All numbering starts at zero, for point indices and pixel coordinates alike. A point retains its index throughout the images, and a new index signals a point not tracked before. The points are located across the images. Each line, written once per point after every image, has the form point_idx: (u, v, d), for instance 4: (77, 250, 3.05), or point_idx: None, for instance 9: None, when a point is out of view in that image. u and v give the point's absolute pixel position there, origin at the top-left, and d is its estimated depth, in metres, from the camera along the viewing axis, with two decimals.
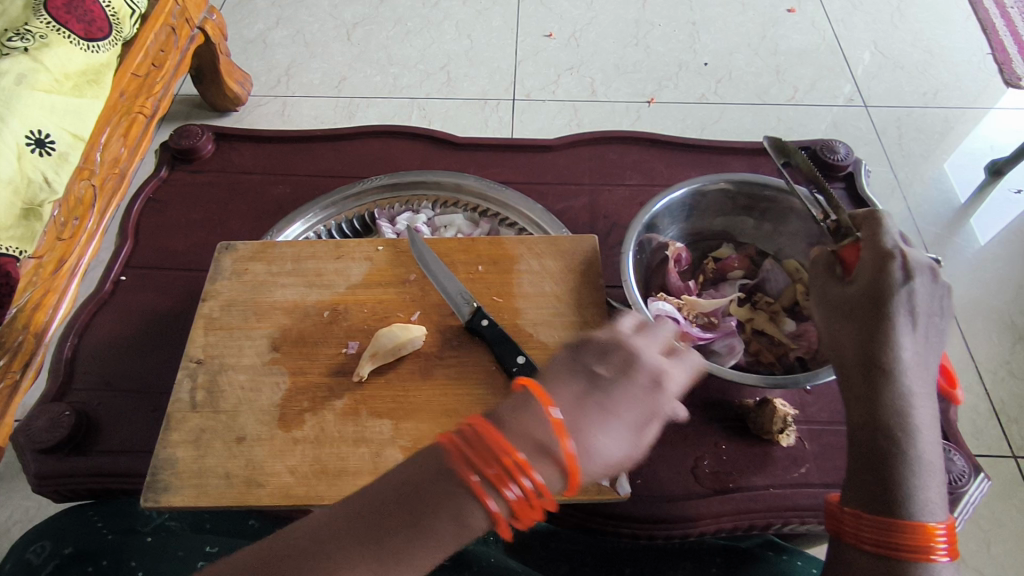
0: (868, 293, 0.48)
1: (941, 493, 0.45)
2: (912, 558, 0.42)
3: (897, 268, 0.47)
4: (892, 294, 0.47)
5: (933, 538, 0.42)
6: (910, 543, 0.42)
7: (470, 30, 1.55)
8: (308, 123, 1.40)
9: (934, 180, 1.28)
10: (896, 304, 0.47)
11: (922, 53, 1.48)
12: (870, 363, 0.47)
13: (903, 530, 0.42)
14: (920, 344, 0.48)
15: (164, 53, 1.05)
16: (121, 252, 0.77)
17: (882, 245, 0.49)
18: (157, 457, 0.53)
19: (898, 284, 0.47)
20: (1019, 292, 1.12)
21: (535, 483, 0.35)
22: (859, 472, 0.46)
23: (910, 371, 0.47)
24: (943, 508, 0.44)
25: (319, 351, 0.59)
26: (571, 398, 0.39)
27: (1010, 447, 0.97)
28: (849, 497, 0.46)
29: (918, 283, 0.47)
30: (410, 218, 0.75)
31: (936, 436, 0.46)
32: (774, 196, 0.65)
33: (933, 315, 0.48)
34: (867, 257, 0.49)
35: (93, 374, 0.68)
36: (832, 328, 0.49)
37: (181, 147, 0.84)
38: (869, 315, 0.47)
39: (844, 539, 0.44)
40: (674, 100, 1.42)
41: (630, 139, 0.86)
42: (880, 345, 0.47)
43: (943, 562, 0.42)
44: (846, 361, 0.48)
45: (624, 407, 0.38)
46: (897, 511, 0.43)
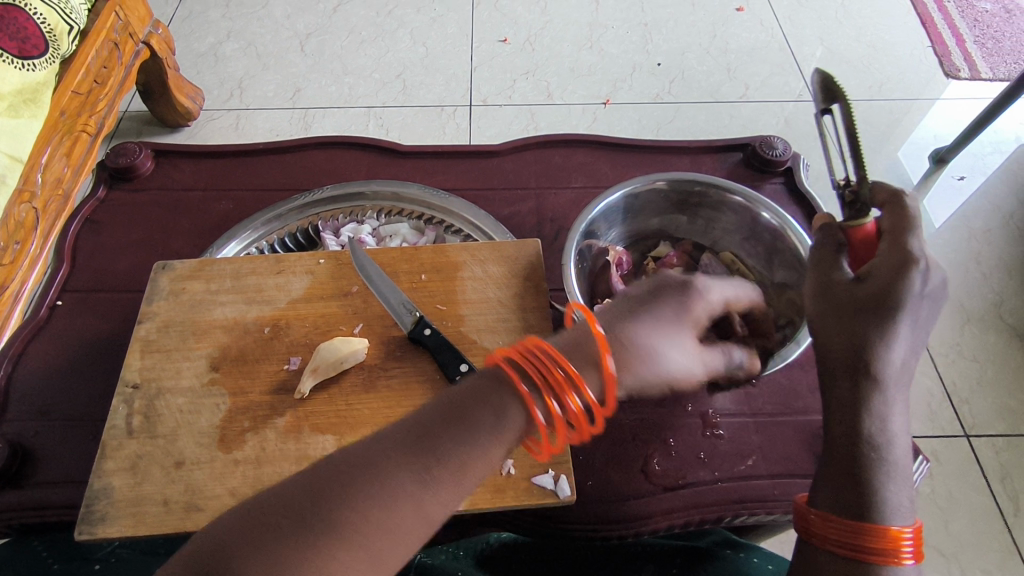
0: (880, 290, 0.45)
1: (908, 495, 0.46)
2: (878, 561, 0.43)
3: (919, 273, 0.44)
4: (906, 299, 0.45)
5: (899, 543, 0.43)
6: (877, 548, 0.43)
7: (425, 38, 1.54)
8: (262, 136, 1.38)
9: (882, 170, 1.32)
10: (904, 310, 0.45)
11: (866, 48, 1.52)
12: (861, 366, 0.45)
13: (875, 536, 0.43)
14: (909, 351, 0.47)
15: (107, 69, 1.02)
16: (57, 275, 0.75)
17: (908, 243, 0.46)
18: (91, 487, 0.52)
19: (915, 288, 0.44)
20: (965, 276, 1.16)
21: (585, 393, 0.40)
22: (834, 476, 0.46)
23: (896, 376, 0.46)
24: (911, 510, 0.45)
25: (260, 369, 0.57)
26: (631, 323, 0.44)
27: (963, 427, 0.99)
28: (823, 500, 0.46)
29: (930, 289, 0.45)
30: (354, 228, 0.75)
31: (907, 438, 0.47)
32: (704, 191, 0.66)
33: (929, 321, 0.47)
34: (885, 253, 0.46)
35: (32, 404, 0.66)
36: (827, 322, 0.47)
37: (118, 165, 0.83)
38: (874, 315, 0.45)
39: (817, 542, 0.45)
40: (629, 101, 1.44)
41: (573, 142, 0.87)
42: (875, 347, 0.45)
43: (910, 565, 0.43)
44: (834, 357, 0.47)
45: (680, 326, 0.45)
46: (869, 515, 0.44)
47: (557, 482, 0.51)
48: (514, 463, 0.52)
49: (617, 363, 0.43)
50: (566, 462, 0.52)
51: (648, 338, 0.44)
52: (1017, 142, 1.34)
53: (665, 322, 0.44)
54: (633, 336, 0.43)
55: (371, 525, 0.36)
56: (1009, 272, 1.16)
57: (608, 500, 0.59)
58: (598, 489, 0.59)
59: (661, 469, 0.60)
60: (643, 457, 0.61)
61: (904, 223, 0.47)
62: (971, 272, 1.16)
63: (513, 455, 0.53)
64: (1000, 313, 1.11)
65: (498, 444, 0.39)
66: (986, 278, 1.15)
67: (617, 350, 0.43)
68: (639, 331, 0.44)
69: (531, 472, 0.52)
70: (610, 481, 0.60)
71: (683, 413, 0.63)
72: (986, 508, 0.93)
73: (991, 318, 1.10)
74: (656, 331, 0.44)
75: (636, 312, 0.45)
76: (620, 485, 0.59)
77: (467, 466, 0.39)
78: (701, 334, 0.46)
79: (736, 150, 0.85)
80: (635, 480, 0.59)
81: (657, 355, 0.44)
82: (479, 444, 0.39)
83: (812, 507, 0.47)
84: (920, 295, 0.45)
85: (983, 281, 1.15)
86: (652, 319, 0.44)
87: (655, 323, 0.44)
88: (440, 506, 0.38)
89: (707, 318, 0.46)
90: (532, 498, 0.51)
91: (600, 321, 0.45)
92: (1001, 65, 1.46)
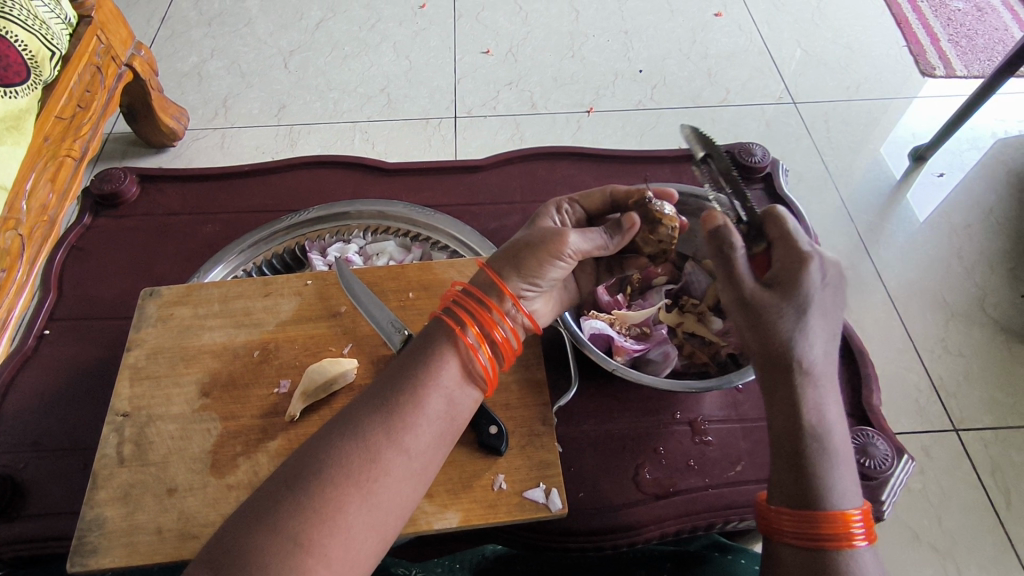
0: (786, 291, 0.48)
1: (853, 480, 0.49)
2: (833, 546, 0.46)
3: (814, 268, 0.49)
4: (807, 292, 0.48)
5: (849, 525, 0.46)
6: (830, 533, 0.46)
7: (407, 51, 1.55)
8: (248, 154, 1.38)
9: (863, 169, 1.33)
10: (811, 305, 0.48)
11: (843, 49, 1.54)
12: (791, 365, 0.48)
13: (826, 523, 0.46)
14: (828, 343, 0.50)
15: (90, 93, 1.02)
16: (44, 304, 0.75)
17: (798, 247, 0.50)
18: (84, 518, 0.52)
19: (815, 284, 0.48)
20: (946, 271, 1.17)
21: (502, 337, 0.51)
22: (783, 472, 0.49)
23: (823, 369, 0.49)
24: (857, 493, 0.49)
25: (250, 393, 0.58)
26: (518, 279, 0.52)
27: (951, 421, 1.01)
28: (775, 495, 0.50)
29: (827, 281, 0.49)
30: (342, 248, 0.76)
31: (845, 427, 0.50)
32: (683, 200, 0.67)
33: (838, 308, 0.51)
34: (782, 258, 0.50)
35: (23, 435, 0.66)
36: (750, 324, 0.50)
37: (103, 192, 0.83)
38: (790, 315, 0.48)
39: (776, 536, 0.48)
40: (612, 108, 1.45)
41: (555, 154, 0.88)
42: (798, 345, 0.48)
43: (863, 546, 0.47)
44: (764, 359, 0.49)
45: (553, 265, 0.52)
46: (819, 504, 0.47)
47: (548, 496, 0.52)
48: (506, 479, 0.53)
49: (518, 289, 0.52)
50: (557, 475, 0.53)
51: (529, 262, 0.52)
52: (993, 138, 1.36)
53: (542, 246, 0.52)
54: (522, 267, 0.52)
55: (365, 466, 0.44)
56: (990, 266, 1.18)
57: (601, 511, 0.59)
58: (590, 499, 0.60)
59: (652, 478, 0.61)
60: (635, 466, 0.61)
61: (783, 228, 0.51)
62: (953, 267, 1.18)
63: (505, 470, 0.53)
64: (982, 307, 1.13)
65: (451, 395, 0.48)
66: (968, 272, 1.17)
67: (511, 280, 0.52)
68: (519, 260, 0.52)
69: (522, 486, 0.52)
70: (603, 491, 0.60)
71: (671, 420, 0.64)
72: (977, 501, 0.94)
73: (974, 312, 1.12)
74: (538, 254, 0.52)
75: (517, 246, 0.53)
76: (612, 495, 0.60)
77: (428, 401, 0.47)
78: (584, 249, 0.53)
79: None
80: (626, 490, 0.60)
81: (545, 275, 0.53)
82: (434, 381, 0.48)
83: (767, 503, 0.50)
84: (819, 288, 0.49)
85: (965, 276, 1.17)
86: (529, 271, 0.52)
87: (533, 248, 0.52)
88: (418, 458, 0.46)
89: (587, 241, 0.53)
90: (524, 513, 0.51)
91: (486, 279, 0.52)
92: (975, 62, 1.49)
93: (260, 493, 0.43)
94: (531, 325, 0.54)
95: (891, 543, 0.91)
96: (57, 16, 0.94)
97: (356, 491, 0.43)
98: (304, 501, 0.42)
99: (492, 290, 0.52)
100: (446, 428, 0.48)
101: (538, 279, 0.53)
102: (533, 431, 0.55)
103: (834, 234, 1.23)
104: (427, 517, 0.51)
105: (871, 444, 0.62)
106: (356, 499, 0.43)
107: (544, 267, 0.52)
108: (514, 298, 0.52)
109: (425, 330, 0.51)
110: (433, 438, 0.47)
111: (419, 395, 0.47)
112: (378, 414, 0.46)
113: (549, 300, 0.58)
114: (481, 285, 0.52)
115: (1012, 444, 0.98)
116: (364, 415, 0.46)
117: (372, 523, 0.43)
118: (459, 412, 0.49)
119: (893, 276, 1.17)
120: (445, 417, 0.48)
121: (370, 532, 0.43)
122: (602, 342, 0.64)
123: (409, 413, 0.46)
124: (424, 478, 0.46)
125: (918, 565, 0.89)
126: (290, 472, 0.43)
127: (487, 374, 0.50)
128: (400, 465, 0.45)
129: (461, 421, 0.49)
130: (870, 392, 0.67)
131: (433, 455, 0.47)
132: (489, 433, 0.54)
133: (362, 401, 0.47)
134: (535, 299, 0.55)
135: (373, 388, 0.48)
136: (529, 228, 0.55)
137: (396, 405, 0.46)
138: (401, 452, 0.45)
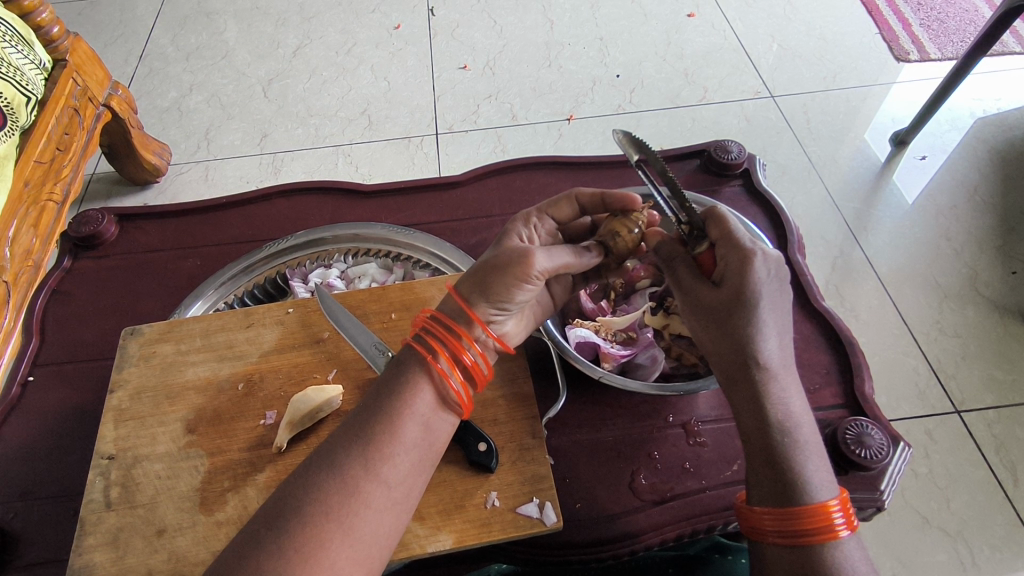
0: (734, 293, 0.48)
1: (827, 470, 0.50)
2: (818, 539, 0.46)
3: (758, 265, 0.48)
4: (755, 291, 0.48)
5: (831, 516, 0.47)
6: (813, 528, 0.46)
7: (386, 72, 1.56)
8: (233, 185, 1.38)
9: (846, 157, 1.34)
10: (761, 300, 0.49)
11: (817, 40, 1.56)
12: (749, 361, 0.50)
13: (809, 517, 0.46)
14: (782, 332, 0.51)
15: (69, 135, 1.02)
16: (28, 350, 0.75)
17: (740, 243, 0.49)
18: (72, 567, 0.50)
19: (760, 280, 0.48)
20: (935, 253, 1.18)
21: (472, 360, 0.51)
22: (759, 472, 0.50)
23: (781, 364, 0.51)
24: (833, 482, 0.49)
25: (236, 427, 0.57)
26: (485, 307, 0.51)
27: (952, 403, 1.00)
28: (754, 497, 0.50)
29: (772, 273, 0.49)
30: (323, 273, 0.77)
31: (811, 418, 0.51)
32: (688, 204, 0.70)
33: (785, 297, 0.51)
34: (727, 257, 0.49)
35: (12, 485, 0.65)
36: (707, 328, 0.51)
37: (82, 234, 0.83)
38: (741, 313, 0.48)
39: (762, 537, 0.49)
40: (593, 114, 1.46)
41: (532, 165, 0.88)
42: (755, 343, 0.49)
43: (847, 535, 0.47)
44: (721, 357, 0.51)
45: (520, 292, 0.51)
46: (797, 499, 0.47)
47: (542, 511, 0.51)
48: (498, 496, 0.52)
49: (487, 315, 0.51)
50: (550, 488, 0.52)
51: (495, 287, 0.50)
52: (973, 117, 1.36)
53: (507, 270, 0.50)
54: (488, 292, 0.50)
55: (344, 501, 0.43)
56: (979, 246, 1.18)
57: (599, 521, 0.58)
58: (588, 509, 0.59)
59: (648, 483, 0.60)
60: (630, 473, 0.61)
61: (726, 228, 0.51)
62: (943, 248, 1.18)
63: (497, 487, 0.52)
64: (974, 287, 1.13)
65: (425, 423, 0.48)
66: (957, 253, 1.17)
67: (479, 307, 0.51)
68: (485, 285, 0.50)
69: (515, 502, 0.52)
70: (600, 500, 0.59)
71: (664, 424, 0.63)
72: (985, 482, 0.93)
73: (967, 292, 1.12)
74: (504, 279, 0.50)
75: (483, 270, 0.51)
76: (610, 505, 0.59)
77: (404, 430, 0.47)
78: (552, 268, 0.51)
79: (693, 157, 0.87)
80: (624, 498, 0.59)
81: (512, 298, 0.51)
82: (409, 410, 0.47)
83: (748, 505, 0.50)
84: (766, 280, 0.49)
85: (955, 257, 1.17)
86: (495, 299, 0.51)
87: (499, 272, 0.50)
88: (399, 488, 0.45)
89: (554, 261, 0.51)
90: (519, 530, 0.50)
91: (458, 305, 0.51)
92: (948, 44, 1.49)
93: (248, 532, 0.43)
94: (502, 347, 0.53)
95: (902, 531, 0.90)
96: (32, 62, 0.94)
97: (336, 526, 0.42)
98: (289, 539, 0.41)
99: (459, 317, 0.51)
100: (424, 455, 0.47)
101: (506, 304, 0.51)
102: (523, 445, 0.55)
103: (822, 224, 1.22)
104: (420, 540, 0.50)
105: (866, 434, 0.61)
106: (337, 535, 0.42)
107: (510, 293, 0.51)
108: (483, 325, 0.51)
109: (399, 357, 0.51)
110: (412, 466, 0.47)
111: (395, 426, 0.46)
112: (355, 448, 0.45)
113: (522, 319, 0.56)
114: (449, 312, 0.51)
115: (1015, 422, 0.98)
116: (341, 449, 0.45)
117: (356, 557, 0.42)
118: (436, 438, 0.49)
119: (882, 262, 1.17)
120: (423, 444, 0.47)
121: (355, 566, 0.42)
122: (589, 350, 0.64)
123: (386, 444, 0.46)
124: (406, 506, 0.46)
125: (931, 551, 0.88)
126: (272, 512, 0.43)
127: (462, 400, 0.49)
128: (380, 496, 0.44)
129: (438, 447, 0.49)
130: (863, 381, 0.67)
131: (414, 483, 0.46)
132: (478, 450, 0.53)
133: (338, 435, 0.47)
134: (506, 320, 0.54)
135: (348, 422, 0.48)
136: (497, 248, 0.54)
137: (372, 436, 0.46)
138: (380, 483, 0.44)
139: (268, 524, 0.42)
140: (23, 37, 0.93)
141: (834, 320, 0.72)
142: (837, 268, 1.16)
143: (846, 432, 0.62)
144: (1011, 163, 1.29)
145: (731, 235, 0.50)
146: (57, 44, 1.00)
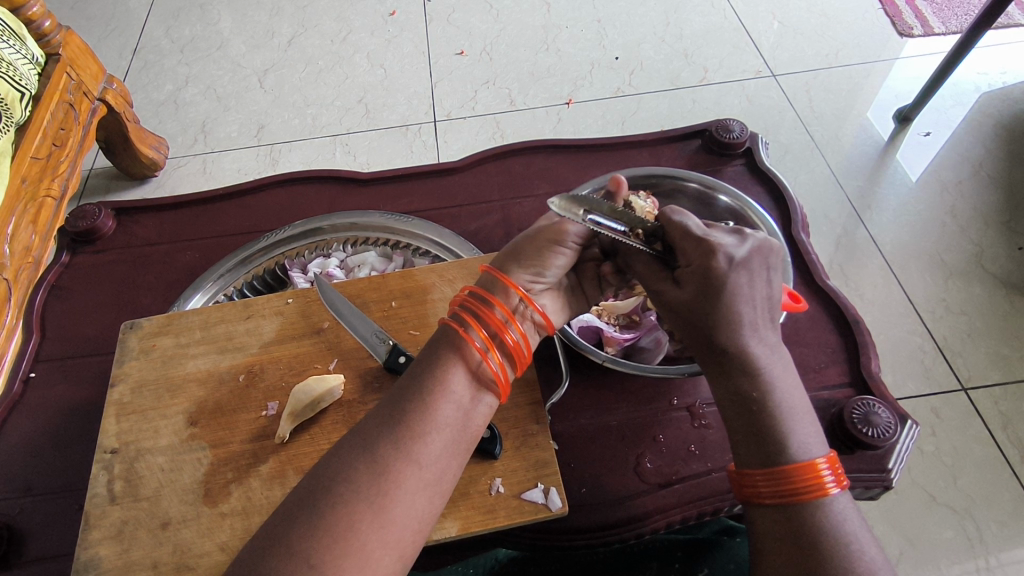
0: (703, 285, 0.47)
1: (812, 428, 0.49)
2: (805, 497, 0.46)
3: (721, 254, 0.47)
4: (723, 277, 0.47)
5: (818, 474, 0.46)
6: (800, 486, 0.46)
7: (381, 60, 1.55)
8: (230, 177, 1.37)
9: (852, 133, 1.32)
10: (732, 288, 0.47)
11: (819, 17, 1.53)
12: (720, 347, 0.48)
13: (797, 475, 0.46)
14: (760, 321, 0.49)
15: (65, 130, 1.00)
16: (28, 346, 0.74)
17: (696, 236, 0.48)
18: (78, 561, 0.50)
19: (727, 269, 0.47)
20: (942, 230, 1.16)
21: (514, 339, 0.50)
22: (742, 436, 0.49)
23: (754, 332, 0.48)
24: (819, 440, 0.49)
25: (238, 418, 0.57)
26: (525, 279, 0.52)
27: (960, 380, 0.99)
28: (740, 460, 0.49)
29: (742, 260, 0.48)
30: (322, 263, 0.77)
31: (792, 376, 0.50)
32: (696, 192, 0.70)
33: (764, 281, 0.49)
34: (691, 254, 0.49)
35: (18, 481, 0.65)
36: (676, 323, 0.50)
37: (79, 229, 0.82)
38: (706, 304, 0.47)
39: (754, 500, 0.48)
40: (591, 97, 1.44)
41: (530, 149, 0.87)
42: (725, 330, 0.47)
43: (837, 492, 0.46)
44: (699, 348, 0.49)
45: (551, 253, 0.52)
46: (785, 458, 0.47)
47: (547, 496, 0.51)
48: (503, 482, 0.52)
49: (524, 282, 0.52)
50: (554, 473, 0.52)
51: (531, 252, 0.52)
52: (977, 92, 1.34)
53: (541, 236, 0.52)
54: (523, 257, 0.52)
55: (376, 481, 0.43)
56: (985, 222, 1.16)
57: (605, 505, 0.58)
58: (593, 494, 0.59)
59: (654, 467, 0.60)
60: (635, 457, 0.60)
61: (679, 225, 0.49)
62: (948, 225, 1.17)
63: (501, 473, 0.52)
64: (981, 264, 1.11)
65: (460, 405, 0.47)
66: (963, 229, 1.16)
67: (515, 273, 0.52)
68: (519, 252, 0.53)
69: (519, 488, 0.52)
70: (605, 484, 0.59)
71: (669, 407, 0.63)
72: (994, 459, 0.92)
73: (972, 270, 1.11)
74: (540, 243, 0.52)
75: (518, 242, 0.53)
76: (615, 488, 0.59)
77: (438, 410, 0.46)
78: (588, 232, 0.53)
79: (694, 137, 0.86)
80: (629, 481, 0.59)
81: (549, 262, 0.52)
82: (444, 390, 0.47)
83: (736, 467, 0.50)
84: (734, 270, 0.47)
85: (961, 234, 1.15)
86: (530, 265, 0.52)
87: (534, 239, 0.53)
88: (431, 470, 0.45)
89: (587, 223, 0.53)
90: (524, 515, 0.50)
91: (495, 280, 0.52)
92: (952, 18, 1.47)
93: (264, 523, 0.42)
94: (544, 323, 0.53)
95: (909, 510, 0.89)
96: (24, 56, 0.92)
97: (368, 506, 0.42)
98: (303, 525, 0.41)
99: (495, 287, 0.52)
100: (458, 437, 0.47)
101: (542, 271, 0.52)
102: (527, 431, 0.54)
103: (826, 203, 1.21)
104: None
105: (873, 413, 0.61)
106: (366, 516, 0.42)
107: (547, 256, 0.52)
108: (522, 293, 0.52)
109: (440, 331, 0.51)
110: (446, 448, 0.46)
111: (428, 406, 0.46)
112: (387, 429, 0.45)
113: (562, 297, 0.56)
114: (487, 286, 0.52)
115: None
116: (374, 431, 0.45)
117: (388, 539, 0.42)
118: (472, 420, 0.48)
119: (886, 239, 1.16)
120: (457, 425, 0.47)
121: (387, 550, 0.42)
122: (593, 334, 0.65)
123: (419, 423, 0.45)
124: (440, 489, 0.45)
125: (939, 529, 0.88)
126: (286, 509, 0.42)
127: (499, 380, 0.49)
128: (413, 477, 0.44)
129: (476, 430, 0.48)
130: (869, 360, 0.66)
131: (447, 466, 0.45)
132: (482, 437, 0.53)
133: (372, 419, 0.47)
134: (543, 293, 0.54)
135: (383, 405, 0.48)
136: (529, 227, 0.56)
137: (406, 416, 0.46)
138: (411, 463, 0.44)
139: (283, 508, 0.42)
140: (14, 32, 0.91)
141: (839, 299, 0.71)
142: (842, 248, 1.15)
143: (853, 411, 0.61)
144: (1016, 138, 1.27)
145: (687, 231, 0.49)
146: (49, 38, 0.98)
